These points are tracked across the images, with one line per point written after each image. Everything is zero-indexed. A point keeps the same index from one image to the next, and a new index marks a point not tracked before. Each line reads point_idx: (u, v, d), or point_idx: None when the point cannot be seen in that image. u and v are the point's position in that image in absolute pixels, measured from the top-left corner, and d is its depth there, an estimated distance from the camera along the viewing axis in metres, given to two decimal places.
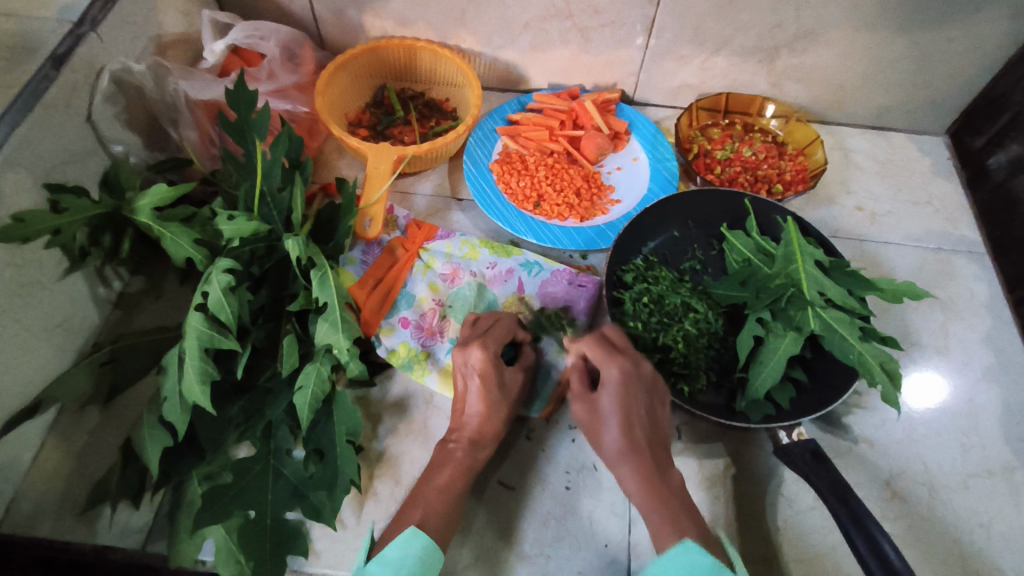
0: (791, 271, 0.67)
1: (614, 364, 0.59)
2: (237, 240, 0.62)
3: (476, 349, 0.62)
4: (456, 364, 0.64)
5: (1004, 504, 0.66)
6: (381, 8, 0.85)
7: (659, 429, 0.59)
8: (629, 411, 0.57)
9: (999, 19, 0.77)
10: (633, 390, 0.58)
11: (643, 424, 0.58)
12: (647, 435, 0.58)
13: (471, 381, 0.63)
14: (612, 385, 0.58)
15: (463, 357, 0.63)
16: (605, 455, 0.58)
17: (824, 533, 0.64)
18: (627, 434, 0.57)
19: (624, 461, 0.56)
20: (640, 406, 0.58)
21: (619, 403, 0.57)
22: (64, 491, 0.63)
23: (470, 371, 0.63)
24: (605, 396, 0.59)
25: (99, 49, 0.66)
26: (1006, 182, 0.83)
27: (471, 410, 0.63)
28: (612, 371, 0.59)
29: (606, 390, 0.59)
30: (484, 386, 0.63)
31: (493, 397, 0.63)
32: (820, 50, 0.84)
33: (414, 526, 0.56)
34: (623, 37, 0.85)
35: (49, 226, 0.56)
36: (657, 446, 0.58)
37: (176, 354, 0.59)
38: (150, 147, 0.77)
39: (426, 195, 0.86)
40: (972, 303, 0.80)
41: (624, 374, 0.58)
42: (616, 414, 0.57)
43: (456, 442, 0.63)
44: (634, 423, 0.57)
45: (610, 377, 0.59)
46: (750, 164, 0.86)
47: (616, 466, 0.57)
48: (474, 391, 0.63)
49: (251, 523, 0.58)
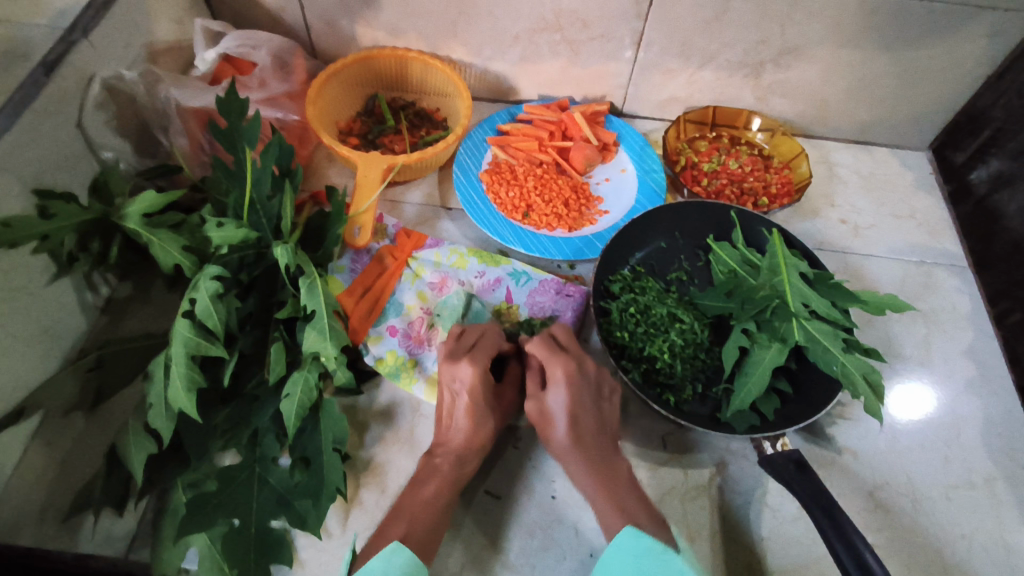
0: (775, 283, 0.69)
1: (559, 364, 0.64)
2: (226, 247, 0.63)
3: (466, 365, 0.63)
4: (444, 381, 0.65)
5: (984, 515, 0.67)
6: (373, 19, 0.86)
7: (604, 423, 0.64)
8: (576, 407, 0.62)
9: (978, 38, 0.79)
10: (578, 388, 0.63)
11: (589, 419, 0.63)
12: (591, 428, 0.63)
13: (459, 398, 0.64)
14: (559, 383, 0.63)
15: (451, 374, 0.64)
16: (556, 450, 0.63)
17: (807, 544, 0.64)
18: (575, 428, 0.62)
19: (573, 455, 0.62)
20: (586, 402, 0.63)
21: (567, 400, 0.62)
22: (47, 498, 0.63)
23: (459, 387, 0.64)
24: (552, 395, 0.63)
25: (90, 56, 0.67)
26: (989, 196, 0.85)
27: (458, 424, 0.64)
28: (557, 371, 0.63)
29: (554, 388, 0.63)
30: (472, 401, 0.63)
31: (481, 413, 0.64)
32: (805, 66, 0.86)
33: (397, 542, 0.56)
34: (612, 50, 0.87)
35: (37, 232, 0.56)
36: (602, 439, 0.63)
37: (162, 360, 0.59)
38: (140, 154, 0.77)
39: (416, 204, 0.87)
40: (954, 315, 0.81)
41: (569, 373, 0.63)
42: (564, 410, 0.62)
43: (442, 457, 0.63)
44: (580, 418, 0.63)
45: (557, 375, 0.63)
46: (736, 177, 0.87)
47: (564, 460, 0.62)
48: (462, 406, 0.64)
49: (235, 532, 0.57)
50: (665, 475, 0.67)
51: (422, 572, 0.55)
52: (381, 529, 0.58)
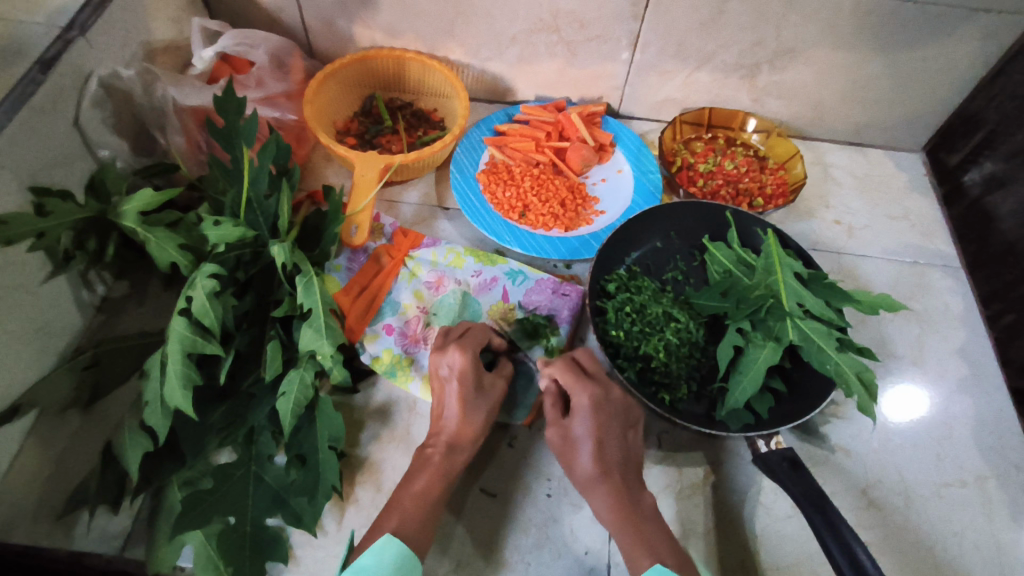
0: (770, 283, 0.69)
1: (585, 391, 0.63)
2: (222, 246, 0.63)
3: (456, 351, 0.64)
4: (435, 369, 0.66)
5: (976, 514, 0.67)
6: (371, 19, 0.86)
7: (630, 451, 0.63)
8: (602, 435, 0.62)
9: (971, 40, 0.80)
10: (603, 415, 0.62)
11: (614, 447, 0.62)
12: (617, 457, 0.62)
13: (449, 384, 0.64)
14: (584, 411, 0.62)
15: (442, 361, 0.65)
16: (579, 479, 0.62)
17: (801, 542, 0.65)
18: (600, 456, 0.61)
19: (599, 484, 0.60)
20: (612, 431, 0.63)
21: (592, 428, 0.62)
22: (41, 495, 0.63)
23: (449, 373, 0.65)
24: (577, 423, 0.63)
25: (88, 54, 0.67)
26: (981, 198, 0.86)
27: (448, 412, 0.64)
28: (583, 398, 0.63)
29: (579, 415, 0.63)
30: (462, 387, 0.64)
31: (471, 399, 0.64)
32: (800, 68, 0.87)
33: (388, 534, 0.56)
34: (609, 51, 0.87)
35: (34, 229, 0.56)
36: (628, 467, 0.62)
37: (158, 358, 0.59)
38: (137, 152, 0.77)
39: (412, 204, 0.87)
40: (946, 315, 0.82)
41: (595, 401, 0.63)
42: (589, 438, 0.62)
43: (434, 447, 0.63)
44: (606, 445, 0.62)
45: (581, 403, 0.63)
46: (732, 178, 0.88)
47: (590, 490, 0.61)
48: (452, 392, 0.64)
49: (231, 529, 0.58)
50: (660, 474, 0.68)
51: (413, 564, 0.55)
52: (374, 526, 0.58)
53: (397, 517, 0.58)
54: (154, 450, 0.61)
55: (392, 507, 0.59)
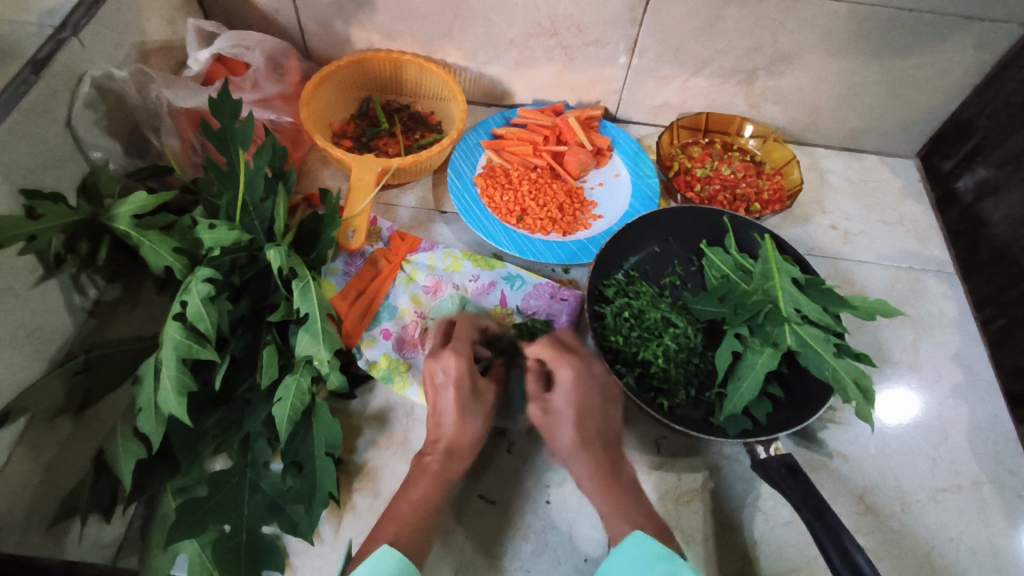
0: (768, 288, 0.69)
1: (567, 365, 0.64)
2: (218, 249, 0.62)
3: (449, 356, 0.64)
4: (428, 375, 0.65)
5: (973, 519, 0.67)
6: (368, 21, 0.86)
7: (610, 426, 0.64)
8: (582, 408, 0.63)
9: (965, 48, 0.81)
10: (584, 388, 0.64)
11: (594, 421, 0.63)
12: (597, 429, 0.63)
13: (443, 390, 0.64)
14: (564, 384, 0.64)
15: (435, 367, 0.65)
16: (560, 451, 0.63)
17: (800, 548, 0.65)
18: (580, 429, 0.62)
19: (579, 455, 0.62)
20: (592, 404, 0.64)
21: (574, 401, 0.63)
22: (31, 504, 0.61)
23: (444, 378, 0.64)
24: (558, 396, 0.63)
25: (81, 55, 0.66)
26: (974, 204, 0.86)
27: (445, 418, 0.63)
28: (565, 371, 0.64)
29: (560, 390, 0.64)
30: (458, 393, 0.63)
31: (467, 405, 0.63)
32: (796, 74, 0.87)
33: (387, 544, 0.55)
34: (606, 56, 0.87)
35: (25, 232, 0.55)
36: (608, 441, 0.63)
37: (152, 364, 0.58)
38: (131, 155, 0.76)
39: (409, 208, 0.86)
40: (941, 320, 0.82)
41: (575, 374, 0.64)
42: (571, 411, 0.63)
43: (433, 454, 0.63)
44: (586, 419, 0.63)
45: (564, 376, 0.64)
46: (729, 183, 0.88)
47: (570, 460, 0.62)
48: (447, 397, 0.63)
49: (225, 538, 0.57)
50: (658, 480, 0.68)
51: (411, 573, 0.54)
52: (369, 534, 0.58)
53: (394, 525, 0.57)
54: (147, 458, 0.60)
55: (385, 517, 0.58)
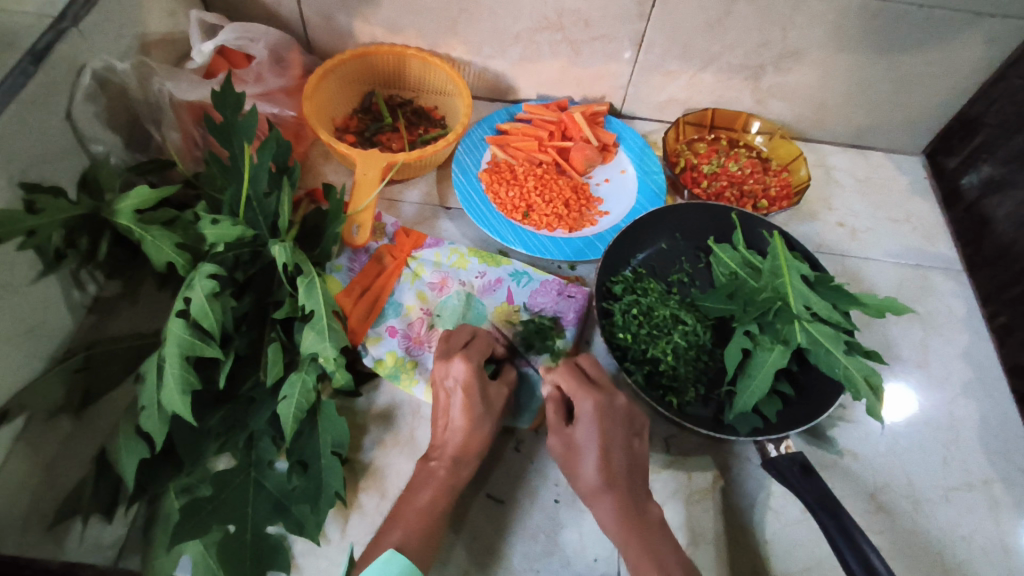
0: (777, 285, 0.68)
1: (589, 397, 0.61)
2: (221, 245, 0.61)
3: (459, 361, 0.63)
4: (437, 379, 0.64)
5: (984, 518, 0.67)
6: (371, 14, 0.85)
7: (636, 460, 0.61)
8: (607, 442, 0.60)
9: (974, 45, 0.80)
10: (607, 422, 0.61)
11: (620, 456, 0.60)
12: (624, 464, 0.60)
13: (454, 394, 0.63)
14: (588, 417, 0.61)
15: (445, 371, 0.64)
16: (584, 489, 0.60)
17: (811, 546, 0.64)
18: (605, 465, 0.60)
19: (605, 493, 0.59)
20: (617, 438, 0.61)
21: (597, 435, 0.60)
22: (31, 503, 0.60)
23: (454, 384, 0.63)
24: (581, 430, 0.61)
25: (81, 46, 0.64)
26: (980, 201, 0.86)
27: (454, 424, 0.62)
28: (587, 403, 0.61)
29: (582, 424, 0.61)
30: (467, 399, 0.62)
31: (477, 411, 0.62)
32: (803, 70, 0.86)
33: (392, 549, 0.54)
34: (613, 51, 0.86)
35: (24, 227, 0.54)
36: (634, 477, 0.61)
37: (155, 361, 0.57)
38: (132, 149, 0.74)
39: (414, 203, 0.85)
40: (950, 318, 0.82)
41: (599, 406, 0.61)
42: (594, 445, 0.60)
43: (438, 460, 0.62)
44: (612, 454, 0.60)
45: (586, 410, 0.61)
46: (736, 179, 0.87)
47: (593, 498, 0.60)
48: (456, 401, 0.63)
49: (231, 538, 0.56)
50: (668, 479, 0.67)
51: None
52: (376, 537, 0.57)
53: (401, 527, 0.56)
54: (150, 458, 0.59)
55: (393, 518, 0.58)
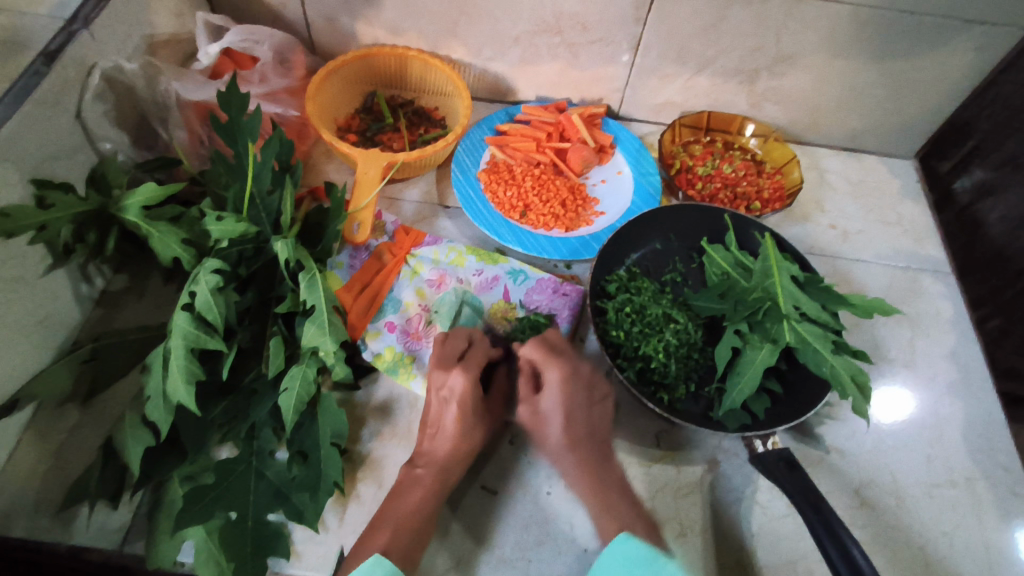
0: (767, 286, 0.69)
1: (555, 366, 0.65)
2: (226, 241, 0.63)
3: (458, 375, 0.64)
4: (434, 388, 0.66)
5: (965, 515, 0.68)
6: (373, 17, 0.87)
7: (597, 424, 0.66)
8: (571, 407, 0.65)
9: (965, 51, 0.82)
10: (571, 390, 0.65)
11: (581, 419, 0.65)
12: (585, 427, 0.65)
13: (448, 406, 0.65)
14: (554, 386, 0.65)
15: (443, 382, 0.65)
16: (550, 450, 0.65)
17: (796, 540, 0.66)
18: (569, 428, 0.64)
19: (568, 453, 0.64)
20: (579, 403, 0.65)
21: (561, 401, 0.64)
22: (40, 490, 0.62)
23: (449, 395, 0.64)
24: (547, 397, 0.65)
25: (91, 46, 0.66)
26: (971, 205, 0.87)
27: (445, 429, 0.64)
28: (553, 373, 0.65)
29: (548, 391, 0.65)
30: (461, 409, 0.64)
31: (469, 423, 0.64)
32: (797, 74, 0.88)
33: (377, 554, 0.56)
34: (610, 54, 0.88)
35: (34, 222, 0.56)
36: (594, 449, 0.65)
37: (161, 353, 0.59)
38: (139, 147, 0.76)
39: (414, 202, 0.87)
40: (938, 319, 0.83)
41: (564, 375, 0.65)
42: (558, 410, 0.65)
43: (424, 469, 0.63)
44: (574, 418, 0.65)
45: (552, 378, 0.65)
46: (730, 181, 0.89)
47: (559, 458, 0.64)
48: (452, 410, 0.64)
49: (232, 524, 0.58)
50: (657, 473, 0.69)
51: None
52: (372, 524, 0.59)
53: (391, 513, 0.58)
54: (155, 446, 0.61)
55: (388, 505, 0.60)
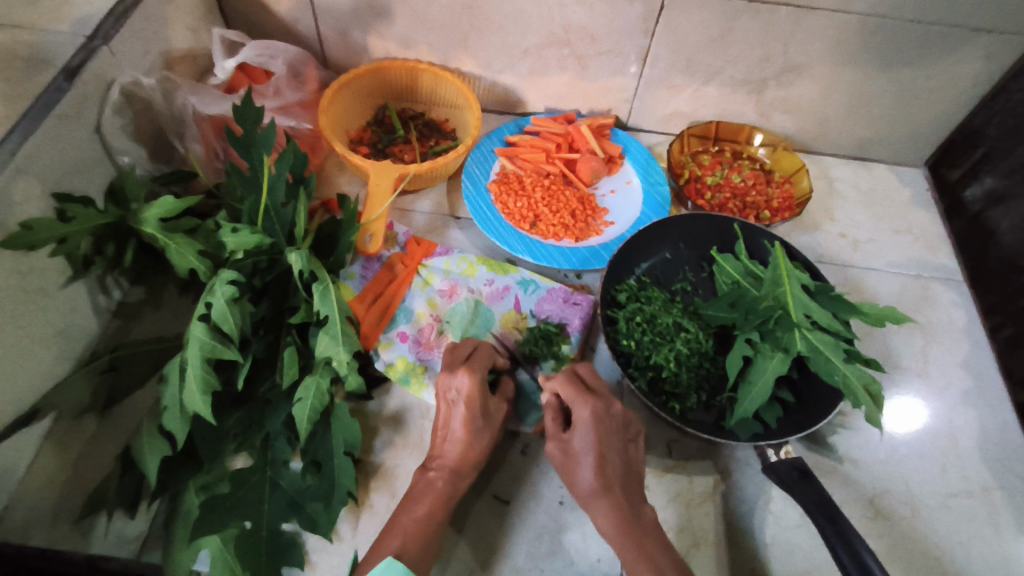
0: (778, 294, 0.70)
1: (586, 405, 0.63)
2: (241, 252, 0.64)
3: (464, 375, 0.64)
4: (441, 390, 0.66)
5: (981, 524, 0.68)
6: (385, 31, 0.88)
7: (631, 467, 0.63)
8: (603, 448, 0.62)
9: (973, 59, 0.82)
10: (602, 430, 0.62)
11: (615, 462, 0.62)
12: (618, 471, 0.62)
13: (456, 407, 0.65)
14: (584, 425, 0.62)
15: (450, 382, 0.65)
16: (580, 494, 0.62)
17: (810, 550, 0.65)
18: (602, 471, 0.61)
19: (600, 499, 0.60)
20: (612, 444, 0.63)
21: (593, 442, 0.61)
22: (58, 500, 0.63)
23: (457, 396, 0.64)
24: (579, 437, 0.62)
25: (111, 62, 0.67)
26: (982, 212, 0.87)
27: (454, 436, 0.64)
28: (584, 412, 0.62)
29: (579, 430, 0.63)
30: (468, 412, 0.64)
31: (477, 424, 0.64)
32: (806, 84, 0.88)
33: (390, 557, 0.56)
34: (618, 65, 0.89)
35: (56, 235, 0.57)
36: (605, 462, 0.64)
37: (177, 364, 0.60)
38: (155, 160, 0.78)
39: (425, 213, 0.88)
40: (950, 328, 0.83)
41: (595, 414, 0.63)
42: (591, 452, 0.61)
43: (437, 471, 0.63)
44: (606, 460, 0.62)
45: (582, 417, 0.62)
46: (739, 190, 0.89)
47: (585, 492, 0.62)
48: (458, 412, 0.64)
49: (247, 534, 0.58)
50: (670, 483, 0.69)
51: None
52: (384, 534, 0.59)
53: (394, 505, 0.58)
54: (171, 455, 0.62)
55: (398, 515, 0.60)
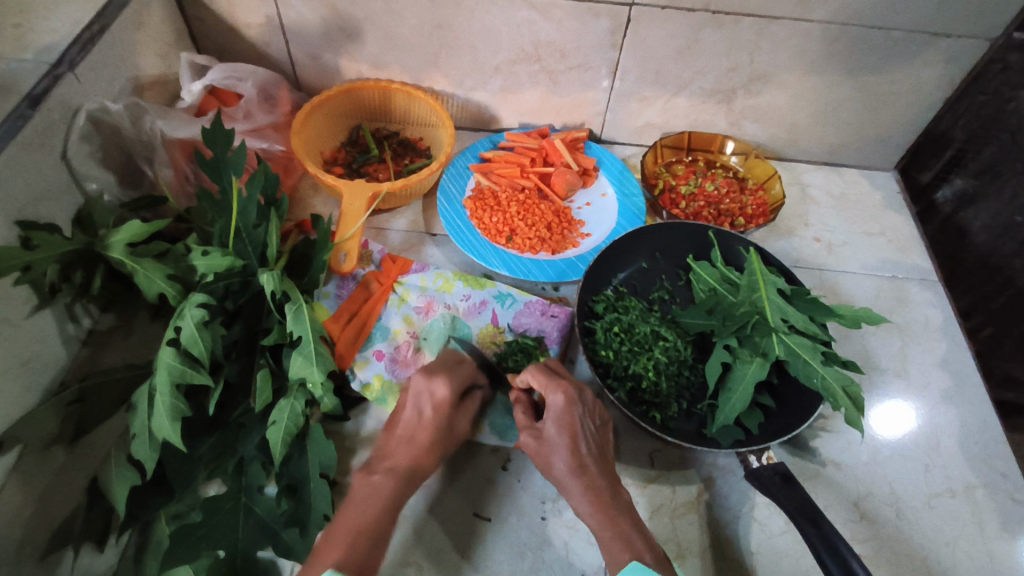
0: (754, 300, 0.70)
1: (559, 390, 0.62)
2: (211, 275, 0.63)
3: (443, 383, 0.64)
4: (411, 391, 0.65)
5: (966, 523, 0.67)
6: (356, 52, 0.88)
7: (603, 450, 0.63)
8: (576, 432, 0.61)
9: (935, 63, 0.84)
10: (575, 414, 0.62)
11: (589, 445, 0.62)
12: (592, 454, 0.61)
13: (422, 410, 0.64)
14: (557, 411, 0.62)
15: (426, 387, 0.64)
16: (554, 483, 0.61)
17: (796, 558, 0.65)
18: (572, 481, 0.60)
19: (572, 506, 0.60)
20: (584, 429, 0.62)
21: (564, 426, 0.61)
22: (25, 534, 0.61)
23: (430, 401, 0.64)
24: (550, 422, 0.62)
25: (76, 90, 0.67)
26: (954, 215, 0.88)
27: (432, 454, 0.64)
28: (557, 397, 0.62)
29: (551, 416, 0.62)
30: (435, 418, 0.63)
31: (440, 427, 0.64)
32: (773, 92, 0.90)
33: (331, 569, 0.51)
34: (589, 79, 0.90)
35: (20, 262, 0.55)
36: None
37: (146, 391, 0.58)
38: (125, 186, 0.77)
39: (400, 231, 0.88)
40: (927, 328, 0.83)
41: (568, 399, 0.62)
42: (563, 437, 0.61)
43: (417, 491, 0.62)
44: (578, 444, 0.61)
45: (555, 403, 0.62)
46: (713, 199, 0.90)
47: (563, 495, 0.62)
48: (431, 437, 0.63)
49: (221, 563, 0.57)
50: (652, 494, 0.68)
51: None
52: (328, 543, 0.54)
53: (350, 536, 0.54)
54: (140, 486, 0.60)
55: (338, 530, 0.55)
